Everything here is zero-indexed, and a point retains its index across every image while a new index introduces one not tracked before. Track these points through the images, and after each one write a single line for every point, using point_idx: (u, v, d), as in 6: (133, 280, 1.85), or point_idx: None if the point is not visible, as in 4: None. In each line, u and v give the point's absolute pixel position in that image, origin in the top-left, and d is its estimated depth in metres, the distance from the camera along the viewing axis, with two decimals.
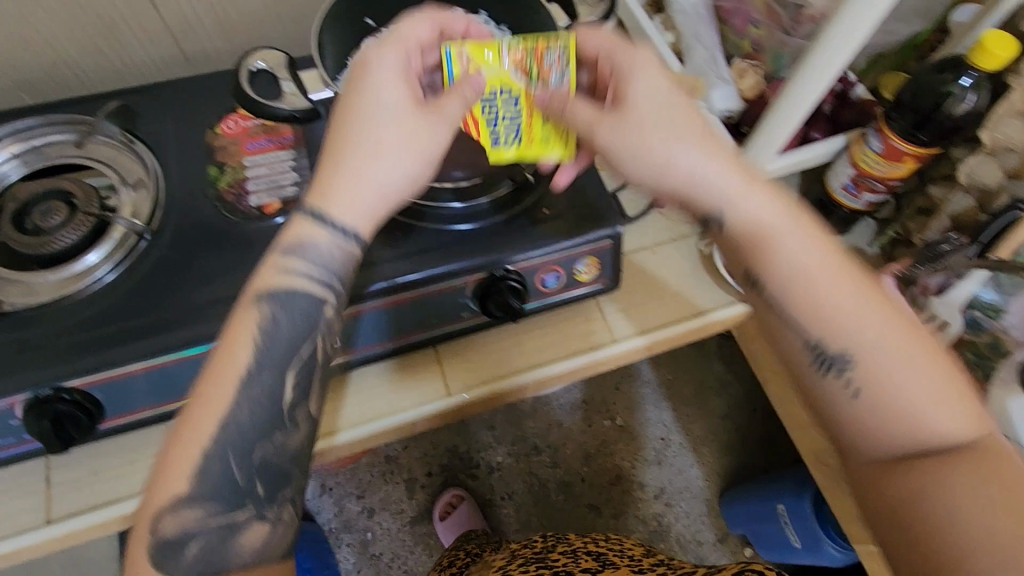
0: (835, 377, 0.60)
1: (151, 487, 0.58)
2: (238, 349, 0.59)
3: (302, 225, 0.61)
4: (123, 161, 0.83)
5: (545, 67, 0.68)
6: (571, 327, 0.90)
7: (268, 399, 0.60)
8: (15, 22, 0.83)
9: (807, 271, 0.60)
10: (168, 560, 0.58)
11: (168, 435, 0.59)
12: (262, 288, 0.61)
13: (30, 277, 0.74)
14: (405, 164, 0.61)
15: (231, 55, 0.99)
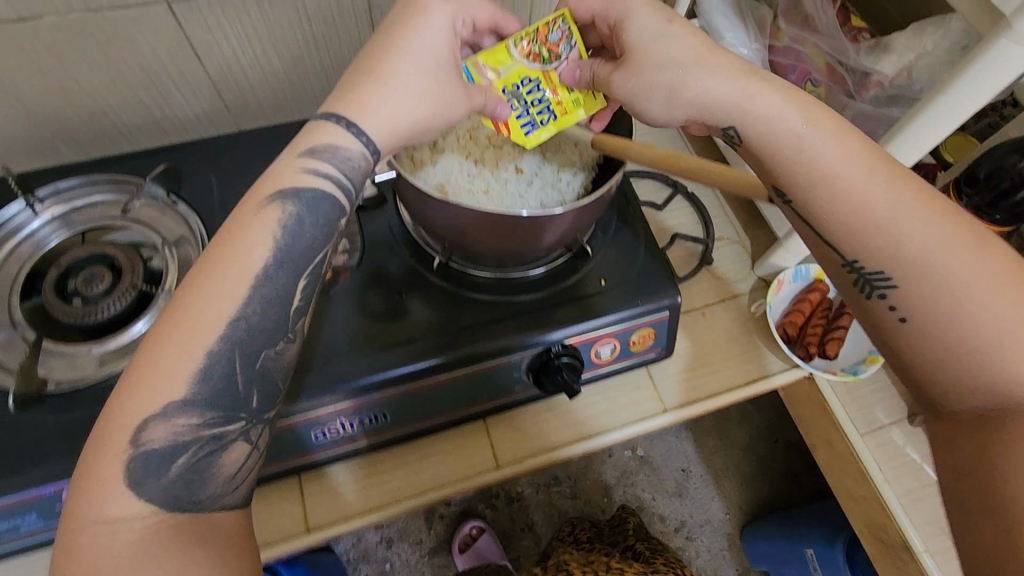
0: (883, 300, 0.53)
1: (118, 399, 0.50)
2: (251, 247, 0.54)
3: (331, 130, 0.56)
4: (169, 223, 0.81)
5: (554, 39, 0.70)
6: (621, 396, 0.88)
7: (274, 303, 0.55)
8: (57, 75, 0.81)
9: (841, 167, 0.53)
10: (142, 481, 0.50)
11: (149, 342, 0.52)
12: (278, 187, 0.55)
13: (74, 349, 0.72)
14: (441, 99, 0.59)
15: (273, 106, 0.96)
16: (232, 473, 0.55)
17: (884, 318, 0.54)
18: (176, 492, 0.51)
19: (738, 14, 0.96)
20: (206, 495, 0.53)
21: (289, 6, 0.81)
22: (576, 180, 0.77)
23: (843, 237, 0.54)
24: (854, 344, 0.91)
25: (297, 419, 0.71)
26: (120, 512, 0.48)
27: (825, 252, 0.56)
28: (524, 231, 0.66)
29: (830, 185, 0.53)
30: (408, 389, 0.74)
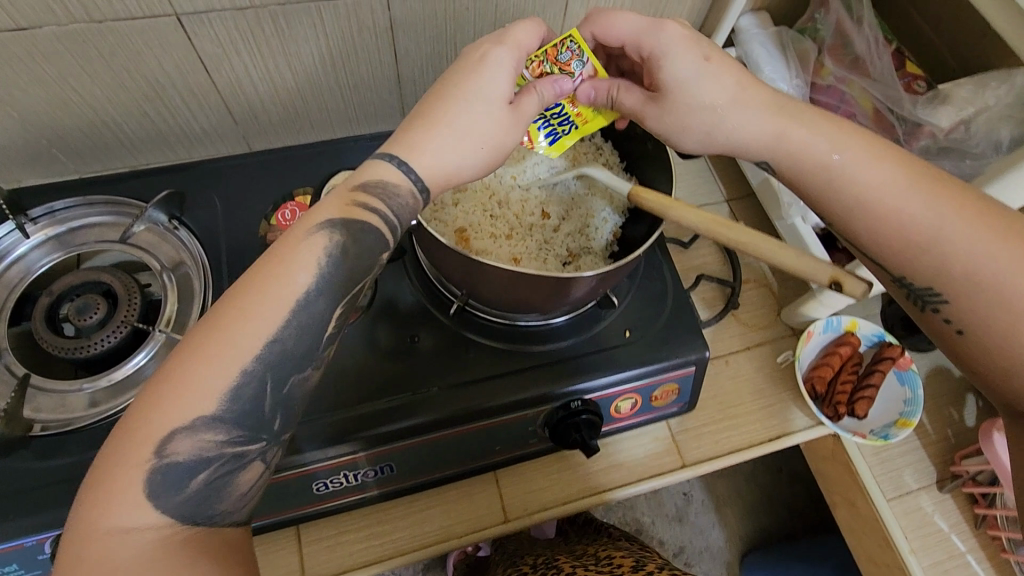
0: (937, 314, 0.54)
1: (142, 405, 0.43)
2: (293, 271, 0.46)
3: (384, 168, 0.51)
4: (169, 250, 0.76)
5: (566, 58, 0.61)
6: (636, 450, 0.83)
7: (309, 328, 0.47)
8: (55, 85, 0.75)
9: (866, 184, 0.54)
10: (160, 493, 0.42)
11: (186, 341, 0.45)
12: (328, 214, 0.49)
13: (64, 386, 0.67)
14: (506, 132, 0.53)
15: (283, 121, 0.91)
16: (248, 494, 0.47)
17: (940, 329, 0.54)
18: (192, 510, 0.44)
19: (780, 47, 0.92)
20: (222, 518, 0.45)
21: (306, 23, 0.76)
22: (605, 225, 0.73)
23: (889, 255, 0.55)
24: (883, 404, 0.86)
25: (301, 470, 0.66)
26: (131, 526, 0.41)
27: (873, 268, 0.58)
28: (552, 288, 0.61)
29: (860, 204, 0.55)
30: (427, 437, 0.69)
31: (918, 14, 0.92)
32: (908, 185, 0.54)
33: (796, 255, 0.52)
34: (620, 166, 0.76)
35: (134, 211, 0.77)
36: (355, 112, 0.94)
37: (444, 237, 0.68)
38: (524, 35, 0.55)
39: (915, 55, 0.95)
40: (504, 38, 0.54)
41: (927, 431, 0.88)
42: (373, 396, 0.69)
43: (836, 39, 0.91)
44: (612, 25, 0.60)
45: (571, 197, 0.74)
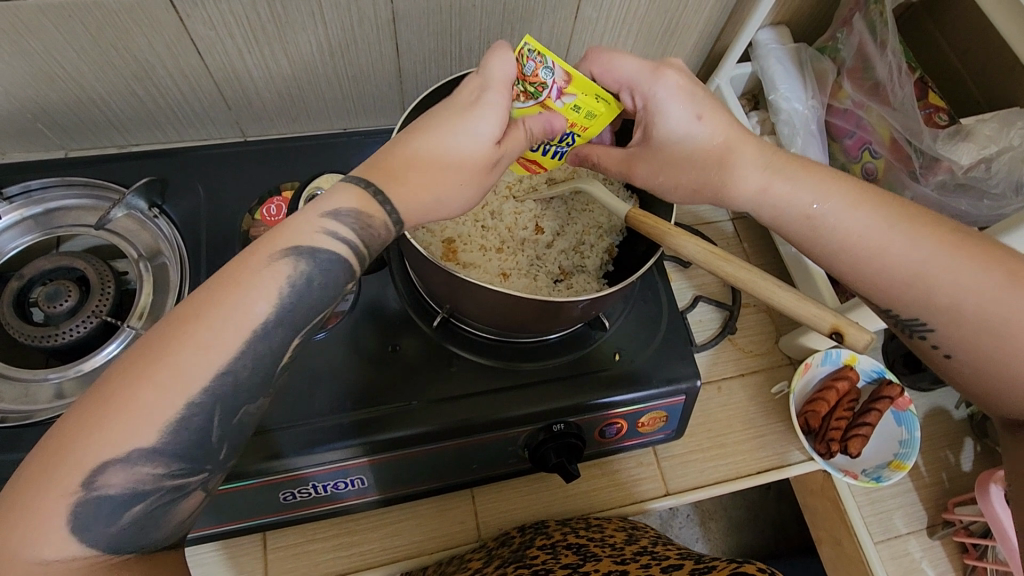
0: (924, 341, 0.55)
1: (73, 433, 0.40)
2: (252, 300, 0.44)
3: (369, 202, 0.48)
4: (147, 239, 0.74)
5: (533, 68, 0.54)
6: (618, 474, 0.81)
7: (268, 357, 0.45)
8: (39, 59, 0.71)
9: (875, 226, 0.53)
10: (87, 526, 0.40)
11: (124, 360, 0.42)
12: (291, 241, 0.46)
13: (31, 376, 0.65)
14: (479, 174, 0.50)
15: (277, 106, 0.88)
16: (185, 521, 0.45)
17: (929, 354, 0.56)
18: (123, 541, 0.42)
19: (797, 65, 0.89)
20: (156, 544, 0.44)
21: (305, 10, 0.72)
22: (601, 243, 0.71)
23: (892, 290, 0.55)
24: (878, 445, 0.83)
25: (267, 479, 0.63)
26: (52, 558, 0.39)
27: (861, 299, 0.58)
28: (536, 311, 0.59)
29: (867, 245, 0.53)
30: (392, 456, 0.66)
31: (944, 40, 0.88)
32: (907, 231, 0.52)
33: (800, 300, 0.49)
34: (621, 182, 0.73)
35: (115, 195, 0.75)
36: (352, 101, 0.90)
37: (430, 249, 0.66)
38: (503, 66, 0.51)
39: (935, 82, 0.92)
40: (488, 75, 0.51)
41: (921, 473, 0.85)
42: (348, 407, 0.66)
43: (857, 62, 0.87)
44: (612, 66, 0.56)
45: (570, 213, 0.72)
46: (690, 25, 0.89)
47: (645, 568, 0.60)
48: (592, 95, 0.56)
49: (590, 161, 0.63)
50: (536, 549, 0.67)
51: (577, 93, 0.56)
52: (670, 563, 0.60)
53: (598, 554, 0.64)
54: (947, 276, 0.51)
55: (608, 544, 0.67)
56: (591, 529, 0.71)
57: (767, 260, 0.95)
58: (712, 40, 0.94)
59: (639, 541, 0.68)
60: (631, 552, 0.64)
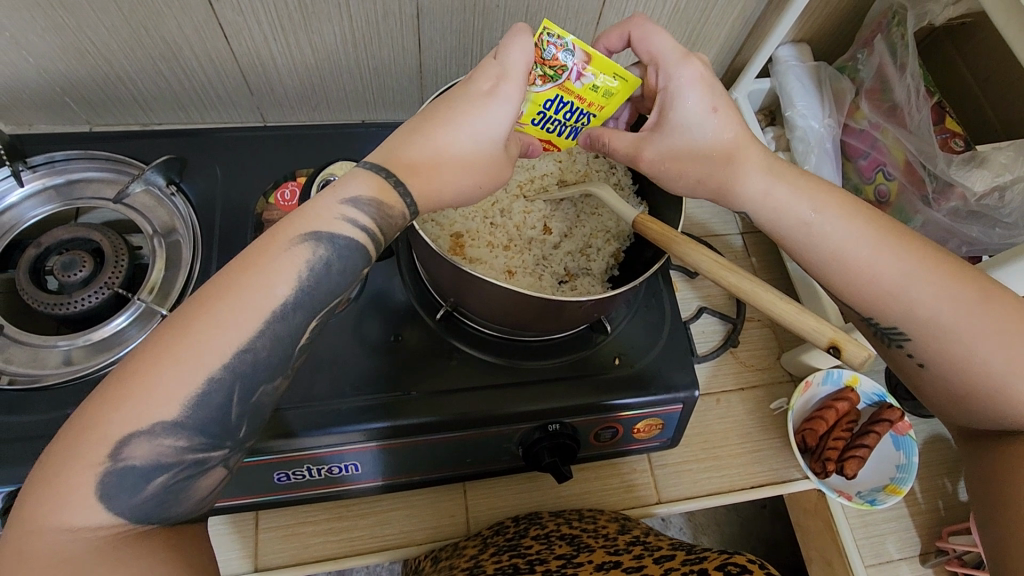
0: (901, 350, 0.54)
1: (102, 403, 0.41)
2: (273, 282, 0.45)
3: (388, 191, 0.49)
4: (163, 215, 0.75)
5: (553, 53, 0.54)
6: (612, 477, 0.81)
7: (285, 340, 0.45)
8: (71, 34, 0.73)
9: (883, 244, 0.53)
10: (113, 495, 0.41)
11: (151, 338, 0.43)
12: (312, 226, 0.47)
13: (40, 342, 0.66)
14: (489, 167, 0.52)
15: (299, 95, 0.89)
16: (208, 496, 0.46)
17: (904, 364, 0.55)
18: (146, 512, 0.43)
19: (815, 83, 0.90)
20: (180, 518, 0.45)
21: (332, 1, 0.73)
22: (608, 248, 0.71)
23: None
24: (874, 468, 0.82)
25: (264, 459, 0.64)
26: (80, 526, 0.40)
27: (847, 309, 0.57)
28: (539, 310, 0.60)
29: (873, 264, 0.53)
30: (398, 443, 0.67)
31: (965, 66, 0.88)
32: (912, 252, 0.53)
33: (799, 311, 0.49)
34: (631, 188, 0.74)
35: (136, 171, 0.76)
36: (371, 94, 0.91)
37: (437, 242, 0.67)
38: (523, 59, 0.51)
39: (954, 108, 0.91)
40: (506, 65, 0.51)
41: (917, 500, 0.84)
42: (348, 393, 0.67)
43: (876, 83, 0.87)
44: (648, 37, 0.55)
45: (579, 216, 0.73)
46: (711, 37, 0.90)
47: (637, 559, 0.60)
48: (612, 76, 0.57)
49: (601, 142, 0.61)
50: (530, 539, 0.67)
51: (597, 73, 0.57)
52: (662, 554, 0.60)
53: (590, 546, 0.64)
54: (949, 301, 0.51)
55: (601, 535, 0.67)
56: (585, 520, 0.72)
57: (774, 276, 0.95)
58: (732, 53, 0.94)
59: (632, 534, 0.68)
60: (624, 544, 0.64)
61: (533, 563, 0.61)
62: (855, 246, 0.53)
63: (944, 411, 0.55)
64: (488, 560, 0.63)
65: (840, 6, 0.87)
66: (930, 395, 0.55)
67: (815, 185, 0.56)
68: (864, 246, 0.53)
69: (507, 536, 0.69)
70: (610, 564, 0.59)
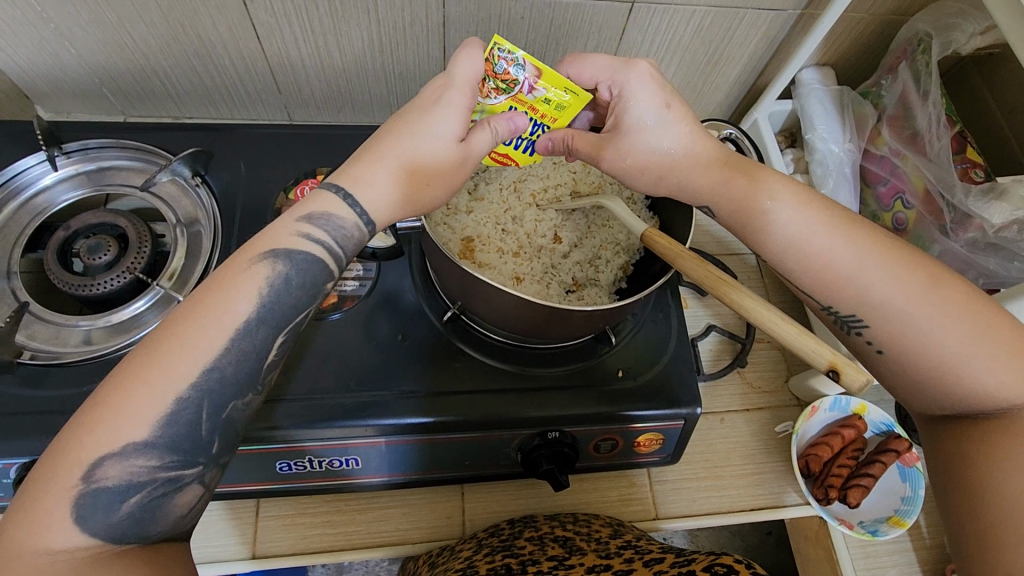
0: (858, 337, 0.55)
1: (72, 429, 0.43)
2: (233, 300, 0.47)
3: (328, 199, 0.52)
4: (187, 206, 0.77)
5: (504, 67, 0.57)
6: (612, 489, 0.81)
7: (250, 355, 0.48)
8: (113, 28, 0.76)
9: (886, 273, 0.52)
10: (88, 516, 0.42)
11: (119, 366, 0.45)
12: (268, 245, 0.50)
13: (62, 323, 0.69)
14: (450, 169, 0.55)
15: (326, 96, 0.92)
16: (187, 514, 0.47)
17: (863, 350, 0.55)
18: (122, 534, 0.43)
19: (838, 107, 0.90)
20: (158, 537, 0.45)
21: (360, 7, 0.75)
22: (617, 259, 0.72)
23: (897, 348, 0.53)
24: (879, 497, 0.81)
25: (268, 448, 0.66)
26: (59, 548, 0.41)
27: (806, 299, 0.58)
28: (545, 317, 0.60)
29: (878, 293, 0.52)
30: (422, 438, 0.68)
31: (990, 96, 0.87)
32: (924, 283, 0.51)
33: (795, 334, 0.49)
34: (644, 203, 0.74)
35: (162, 161, 0.79)
36: (394, 99, 0.93)
37: (447, 245, 0.68)
38: (468, 69, 0.55)
39: (978, 139, 0.91)
40: (453, 75, 0.55)
41: (922, 534, 0.82)
42: (351, 389, 0.68)
43: (898, 110, 0.87)
44: (582, 67, 0.61)
45: (590, 228, 0.73)
46: (733, 58, 0.90)
47: (627, 563, 0.60)
48: (563, 90, 0.59)
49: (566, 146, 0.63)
50: (524, 540, 0.68)
51: (547, 87, 0.59)
52: (653, 557, 0.60)
53: (583, 550, 0.64)
54: (964, 336, 0.50)
55: (594, 539, 0.67)
56: (579, 523, 0.72)
57: (786, 299, 0.95)
58: (755, 74, 0.94)
59: (624, 539, 0.68)
60: (616, 548, 0.65)
61: (526, 563, 0.61)
62: (860, 272, 0.53)
63: (913, 402, 0.54)
64: (481, 561, 0.64)
65: (865, 32, 0.87)
66: (913, 401, 0.54)
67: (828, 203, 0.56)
68: (871, 272, 0.53)
69: (501, 539, 0.69)
70: (601, 567, 0.59)
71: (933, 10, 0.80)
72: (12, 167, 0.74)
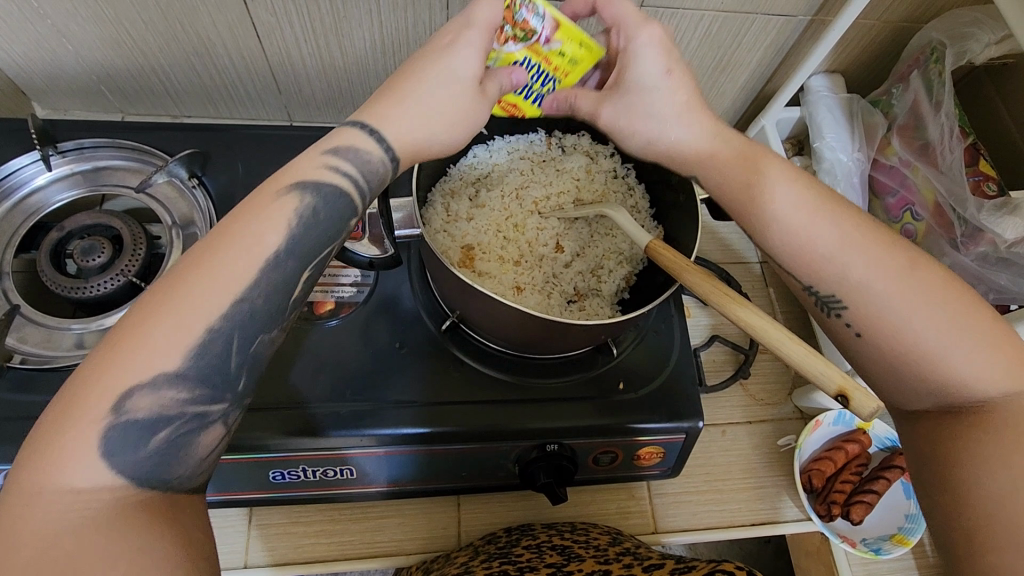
0: (838, 319, 0.52)
1: (97, 359, 0.42)
2: (261, 230, 0.46)
3: (354, 133, 0.51)
4: (183, 207, 0.76)
5: (524, 15, 0.53)
6: (611, 501, 0.79)
7: (280, 288, 0.46)
8: (112, 26, 0.75)
9: (885, 281, 0.50)
10: (116, 451, 0.41)
11: (144, 296, 0.44)
12: (296, 177, 0.48)
13: (55, 326, 0.68)
14: (467, 111, 0.53)
15: (326, 97, 0.90)
16: (209, 457, 0.45)
17: (841, 333, 0.53)
18: (148, 471, 0.42)
19: (847, 115, 0.88)
20: (183, 478, 0.44)
21: (363, 7, 0.74)
22: (619, 270, 0.71)
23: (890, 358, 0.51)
24: (882, 514, 0.80)
25: (260, 458, 0.64)
26: (83, 486, 0.39)
27: (784, 275, 0.56)
28: (545, 330, 0.59)
29: (883, 301, 0.50)
30: (421, 449, 0.67)
31: (1004, 108, 0.86)
32: (939, 298, 0.49)
33: (805, 356, 0.48)
34: (648, 213, 0.73)
35: (159, 162, 0.78)
36: None
37: (446, 253, 0.68)
38: (488, 9, 0.52)
39: (989, 150, 0.89)
40: (472, 16, 0.52)
41: (926, 551, 0.81)
42: (347, 396, 0.67)
43: (909, 119, 0.85)
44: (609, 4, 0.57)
45: (592, 238, 0.72)
46: (742, 63, 0.88)
47: (627, 568, 0.59)
48: (577, 43, 0.57)
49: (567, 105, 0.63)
50: (521, 547, 0.66)
51: (564, 39, 0.56)
52: (652, 563, 0.60)
53: (581, 556, 0.63)
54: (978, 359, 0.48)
55: (592, 546, 0.66)
56: (577, 532, 0.71)
57: (791, 310, 0.93)
58: (763, 80, 0.93)
59: (624, 545, 0.67)
60: (615, 554, 0.64)
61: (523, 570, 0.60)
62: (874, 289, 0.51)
63: (893, 394, 0.52)
64: (478, 567, 0.63)
65: (876, 39, 0.85)
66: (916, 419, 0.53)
67: (848, 213, 0.53)
68: (882, 284, 0.50)
69: (498, 546, 0.68)
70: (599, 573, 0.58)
71: (947, 19, 0.79)
72: (5, 166, 0.73)
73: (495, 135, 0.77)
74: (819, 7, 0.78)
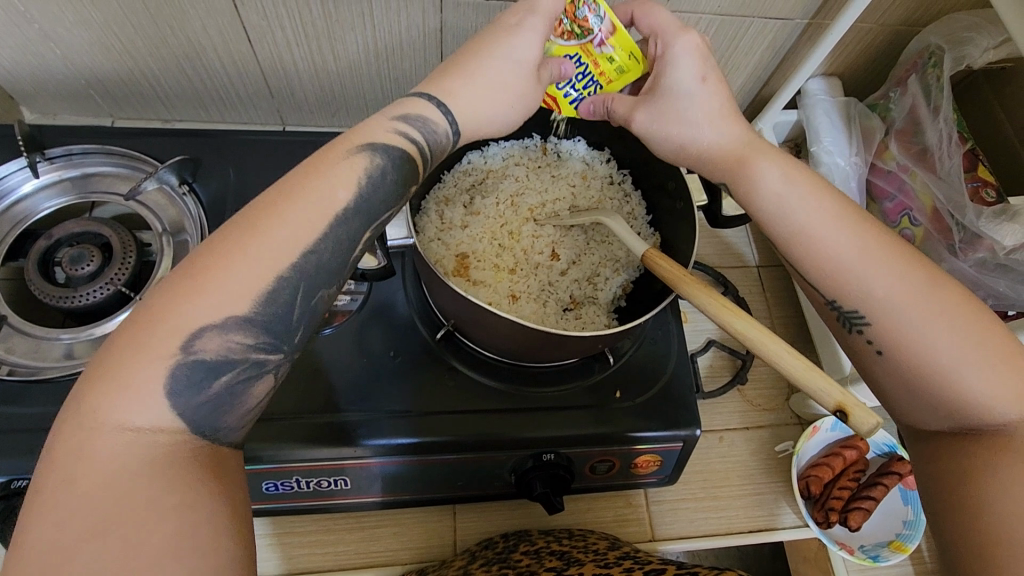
0: (859, 335, 0.52)
1: (171, 294, 0.41)
2: (333, 187, 0.46)
3: (422, 105, 0.51)
4: (173, 214, 0.75)
5: (585, 13, 0.57)
6: (608, 508, 0.79)
7: (345, 244, 0.46)
8: (100, 30, 0.73)
9: (897, 298, 0.50)
10: (179, 391, 0.40)
11: (215, 239, 0.43)
12: (366, 137, 0.48)
13: (44, 335, 0.67)
14: (521, 97, 0.55)
15: (319, 100, 0.89)
16: (258, 410, 0.44)
17: (860, 349, 0.53)
18: (202, 417, 0.41)
19: (844, 120, 0.87)
20: (230, 431, 0.43)
21: (356, 10, 0.73)
22: (616, 278, 0.70)
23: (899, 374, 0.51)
24: (880, 520, 0.79)
25: (253, 469, 0.64)
26: (141, 425, 0.39)
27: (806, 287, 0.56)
28: (541, 341, 0.58)
29: (890, 315, 0.50)
30: (415, 460, 0.66)
31: (1003, 112, 0.85)
32: (946, 309, 0.49)
33: (806, 368, 0.47)
34: (645, 220, 0.72)
35: (149, 168, 0.77)
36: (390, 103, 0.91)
37: (440, 262, 0.68)
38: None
39: (988, 152, 0.89)
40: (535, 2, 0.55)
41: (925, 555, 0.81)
42: (342, 406, 0.66)
43: (908, 124, 0.85)
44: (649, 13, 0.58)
45: (589, 245, 0.72)
46: (739, 66, 0.88)
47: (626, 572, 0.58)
48: (628, 55, 0.59)
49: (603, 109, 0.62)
50: (519, 553, 0.66)
51: (616, 47, 0.59)
52: (652, 567, 0.59)
53: (580, 561, 0.62)
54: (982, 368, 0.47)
55: (591, 550, 0.66)
56: (573, 538, 0.70)
57: (789, 315, 0.92)
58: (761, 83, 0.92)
59: (623, 550, 0.67)
60: (614, 558, 0.63)
61: None
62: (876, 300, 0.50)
63: (907, 413, 0.51)
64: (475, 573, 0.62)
65: (874, 42, 0.85)
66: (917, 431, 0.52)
67: (852, 225, 0.53)
68: (890, 296, 0.50)
69: (495, 552, 0.67)
70: None
71: (947, 22, 0.79)
72: None
73: (490, 140, 0.76)
74: (816, 11, 0.78)
